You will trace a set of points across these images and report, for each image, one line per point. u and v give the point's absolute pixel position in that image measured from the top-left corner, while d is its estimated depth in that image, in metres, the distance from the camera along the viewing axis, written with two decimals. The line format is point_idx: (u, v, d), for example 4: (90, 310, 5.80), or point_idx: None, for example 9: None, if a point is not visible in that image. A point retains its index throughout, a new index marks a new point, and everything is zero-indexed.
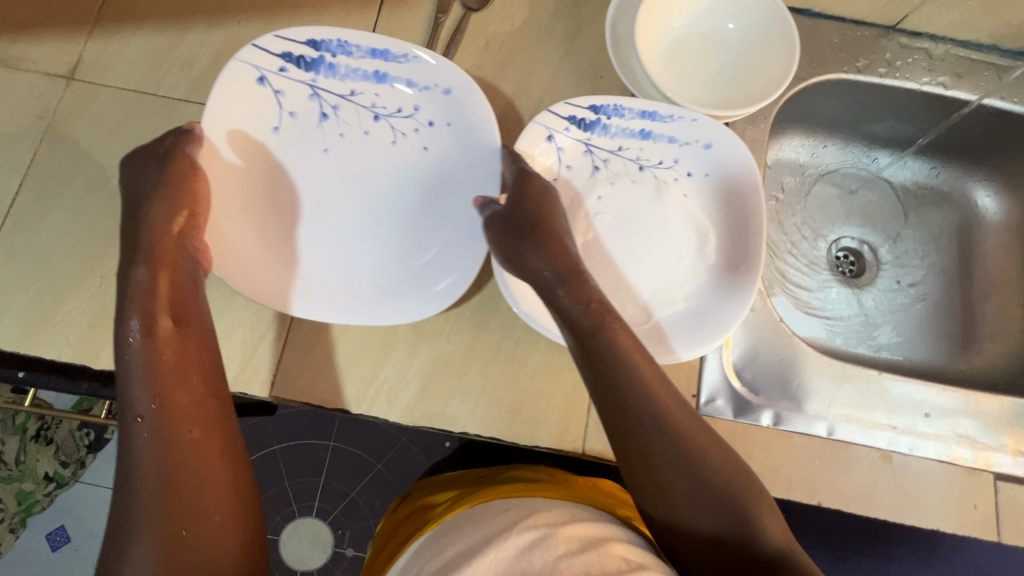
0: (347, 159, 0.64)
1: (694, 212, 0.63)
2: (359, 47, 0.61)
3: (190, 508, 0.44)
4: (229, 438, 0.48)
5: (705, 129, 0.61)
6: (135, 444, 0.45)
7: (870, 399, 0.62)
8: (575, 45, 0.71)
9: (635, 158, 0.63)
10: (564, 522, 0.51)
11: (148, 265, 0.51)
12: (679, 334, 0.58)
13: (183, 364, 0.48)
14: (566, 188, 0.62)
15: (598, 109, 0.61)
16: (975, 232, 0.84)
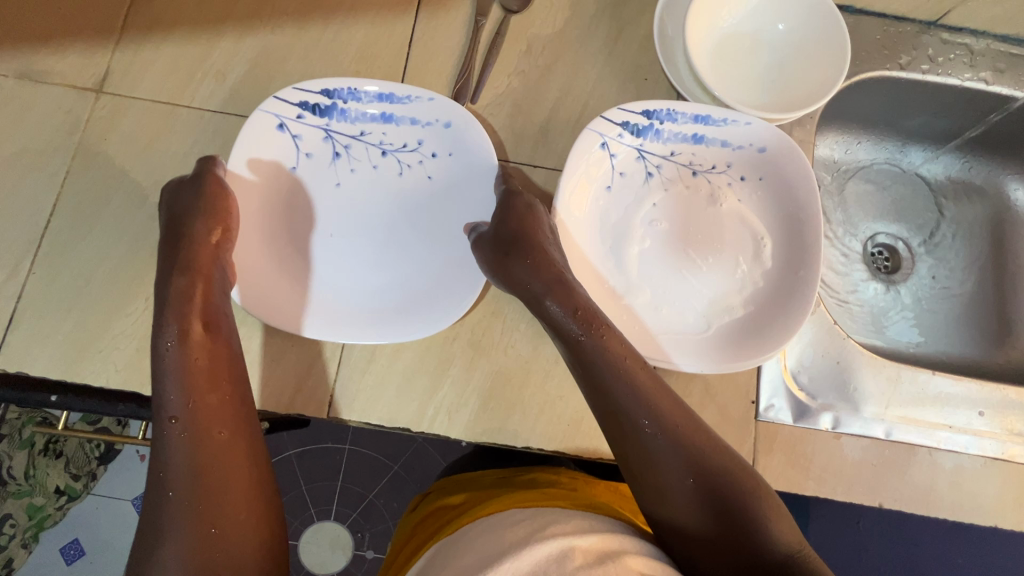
0: (358, 193, 0.63)
1: (748, 216, 0.63)
2: (368, 92, 0.61)
3: (217, 507, 0.43)
4: (254, 442, 0.48)
5: (759, 132, 0.61)
6: (168, 443, 0.45)
7: (925, 400, 0.63)
8: (617, 47, 0.69)
9: (688, 163, 0.63)
10: (579, 536, 0.47)
11: (187, 274, 0.52)
12: (702, 354, 0.58)
13: (213, 367, 0.48)
14: (620, 196, 0.62)
15: (651, 114, 0.61)
16: (1010, 227, 0.84)
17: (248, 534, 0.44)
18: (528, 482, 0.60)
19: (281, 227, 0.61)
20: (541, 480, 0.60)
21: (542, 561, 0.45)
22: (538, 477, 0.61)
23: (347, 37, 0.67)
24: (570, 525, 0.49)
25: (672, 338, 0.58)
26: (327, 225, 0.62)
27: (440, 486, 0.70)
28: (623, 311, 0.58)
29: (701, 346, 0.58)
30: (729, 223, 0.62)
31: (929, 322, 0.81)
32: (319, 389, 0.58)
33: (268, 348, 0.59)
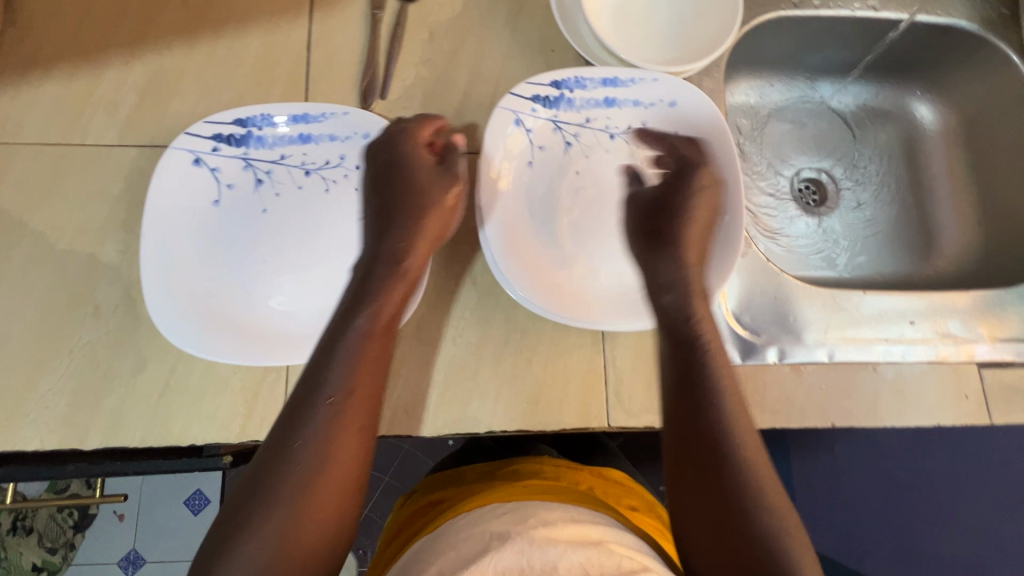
0: (287, 215, 0.61)
1: (669, 170, 0.64)
2: (282, 116, 0.61)
3: (311, 527, 0.41)
4: (370, 455, 0.45)
5: (667, 87, 0.62)
6: (313, 425, 0.44)
7: (859, 318, 0.66)
8: (520, 22, 0.69)
9: (604, 128, 0.64)
10: (560, 526, 0.50)
11: (411, 252, 0.54)
12: (648, 309, 0.59)
13: (375, 367, 0.47)
14: (542, 169, 0.62)
15: (559, 84, 0.62)
16: (920, 143, 0.88)
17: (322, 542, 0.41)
18: (510, 475, 0.63)
19: (209, 261, 0.59)
20: (523, 473, 0.63)
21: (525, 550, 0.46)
22: (520, 469, 0.64)
23: (241, 48, 0.65)
24: (552, 516, 0.52)
25: (618, 301, 0.59)
26: (256, 249, 0.60)
27: (425, 482, 0.71)
28: (562, 282, 0.59)
29: (642, 300, 0.59)
30: (656, 178, 0.63)
31: (862, 248, 0.85)
32: (271, 412, 0.56)
33: (207, 380, 0.56)
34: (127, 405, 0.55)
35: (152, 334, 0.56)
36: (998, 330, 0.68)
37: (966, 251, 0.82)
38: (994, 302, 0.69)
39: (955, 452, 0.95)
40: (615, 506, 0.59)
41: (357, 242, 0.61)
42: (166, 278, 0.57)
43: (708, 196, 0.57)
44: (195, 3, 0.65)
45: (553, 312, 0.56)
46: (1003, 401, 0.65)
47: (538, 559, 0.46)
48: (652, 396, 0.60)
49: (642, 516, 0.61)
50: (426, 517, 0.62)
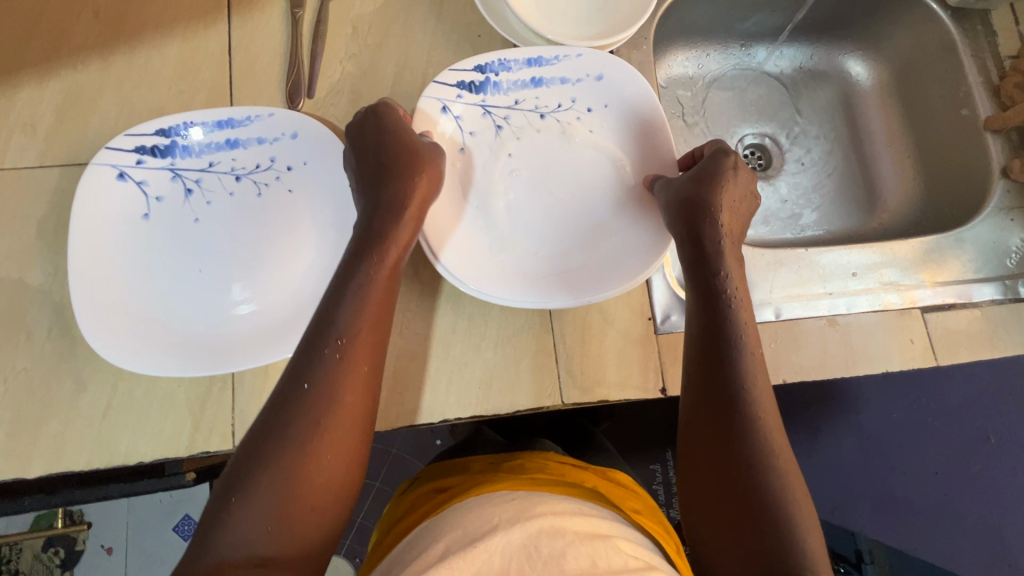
0: (221, 222, 0.60)
1: (603, 144, 0.64)
2: (206, 122, 0.60)
3: (315, 471, 0.45)
4: (376, 394, 0.50)
5: (592, 63, 0.63)
6: (325, 366, 0.47)
7: (805, 275, 0.68)
8: (444, 9, 0.68)
9: (533, 108, 0.63)
10: (566, 517, 0.53)
11: (399, 217, 0.53)
12: (590, 283, 0.59)
13: (377, 321, 0.50)
14: (474, 154, 0.62)
15: (484, 68, 0.62)
16: (856, 100, 0.89)
17: (335, 469, 0.46)
18: (515, 467, 0.64)
19: (142, 275, 0.57)
20: (529, 466, 0.63)
21: (533, 535, 0.50)
22: (525, 462, 0.65)
23: (160, 58, 0.64)
24: (558, 507, 0.55)
25: (560, 278, 0.59)
26: (190, 260, 0.59)
27: (428, 470, 0.73)
28: (501, 265, 0.59)
29: (583, 274, 0.59)
30: (589, 153, 0.63)
31: (809, 208, 0.86)
32: (219, 421, 0.56)
33: (151, 395, 0.56)
34: (70, 429, 0.54)
35: (89, 354, 0.55)
36: (938, 274, 0.69)
37: (908, 201, 0.83)
38: (932, 248, 0.70)
39: (922, 400, 0.97)
40: (620, 503, 0.60)
41: (295, 243, 0.60)
42: (96, 296, 0.55)
43: (744, 180, 0.58)
44: (107, 15, 0.64)
45: (492, 294, 0.56)
46: (948, 343, 0.66)
47: (545, 547, 0.49)
48: (603, 369, 0.61)
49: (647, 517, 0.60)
50: (428, 504, 0.63)
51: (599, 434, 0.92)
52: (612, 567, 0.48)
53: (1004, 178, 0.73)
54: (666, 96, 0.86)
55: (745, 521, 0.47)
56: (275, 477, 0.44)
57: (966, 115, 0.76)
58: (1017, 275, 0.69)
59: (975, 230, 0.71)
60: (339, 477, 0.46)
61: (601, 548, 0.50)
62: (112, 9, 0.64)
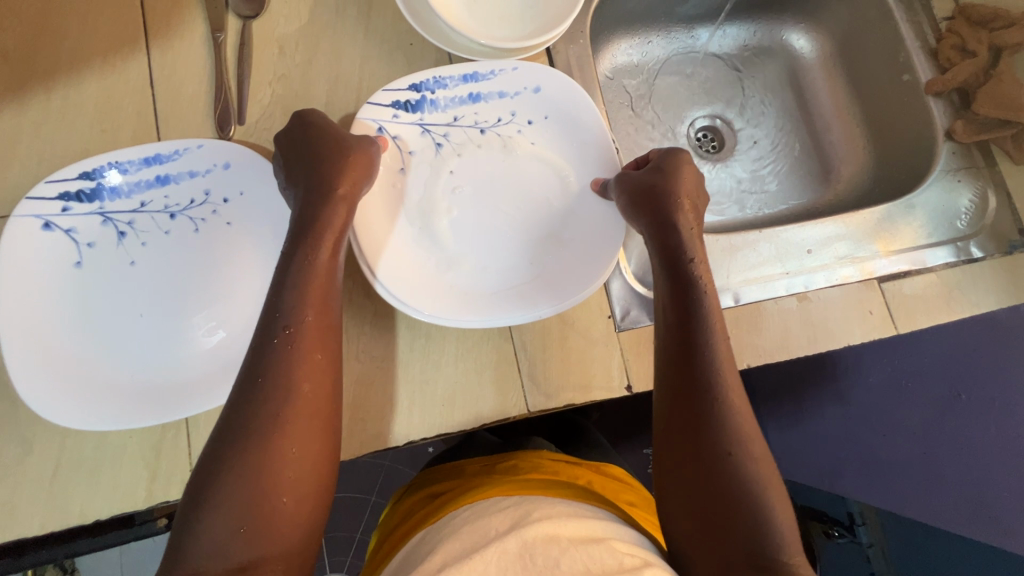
0: (159, 263, 0.58)
1: (545, 155, 0.63)
2: (132, 160, 0.57)
3: (277, 470, 0.44)
4: (336, 380, 0.49)
5: (529, 75, 0.62)
6: (274, 357, 0.47)
7: (763, 257, 0.68)
8: (373, 19, 0.66)
9: (473, 124, 0.62)
10: (562, 522, 0.51)
11: (328, 200, 0.52)
12: (540, 294, 0.58)
13: (320, 309, 0.49)
14: (416, 175, 0.60)
15: (419, 86, 0.60)
16: (802, 74, 0.89)
17: (304, 457, 0.45)
18: (510, 469, 0.63)
19: (79, 326, 0.55)
20: (523, 466, 0.63)
21: (528, 544, 0.48)
22: (520, 463, 0.64)
23: (79, 97, 0.61)
24: (555, 511, 0.53)
25: (511, 294, 0.58)
26: (129, 305, 0.57)
27: (423, 475, 0.71)
28: (451, 284, 0.58)
29: (534, 287, 0.59)
30: (532, 163, 0.62)
31: (766, 188, 0.85)
32: (177, 467, 0.54)
33: (102, 449, 0.54)
34: (20, 492, 0.52)
35: (33, 414, 0.54)
36: (891, 243, 0.70)
37: (861, 169, 0.83)
38: (884, 218, 0.71)
39: (894, 363, 0.98)
40: (615, 499, 0.60)
41: (237, 277, 0.58)
42: (31, 354, 0.53)
43: (698, 174, 0.59)
44: (18, 57, 0.61)
45: (443, 315, 0.55)
46: (906, 311, 0.67)
47: (540, 555, 0.47)
48: (566, 373, 0.60)
49: (640, 514, 0.60)
50: (423, 509, 0.62)
51: (592, 427, 0.92)
52: (608, 571, 0.46)
53: (949, 140, 0.73)
54: (613, 86, 0.84)
55: (720, 469, 0.48)
56: (241, 476, 0.43)
57: (908, 80, 0.77)
58: (969, 236, 0.70)
59: (924, 196, 0.72)
60: (310, 467, 0.45)
61: (597, 553, 0.47)
62: (23, 51, 0.61)
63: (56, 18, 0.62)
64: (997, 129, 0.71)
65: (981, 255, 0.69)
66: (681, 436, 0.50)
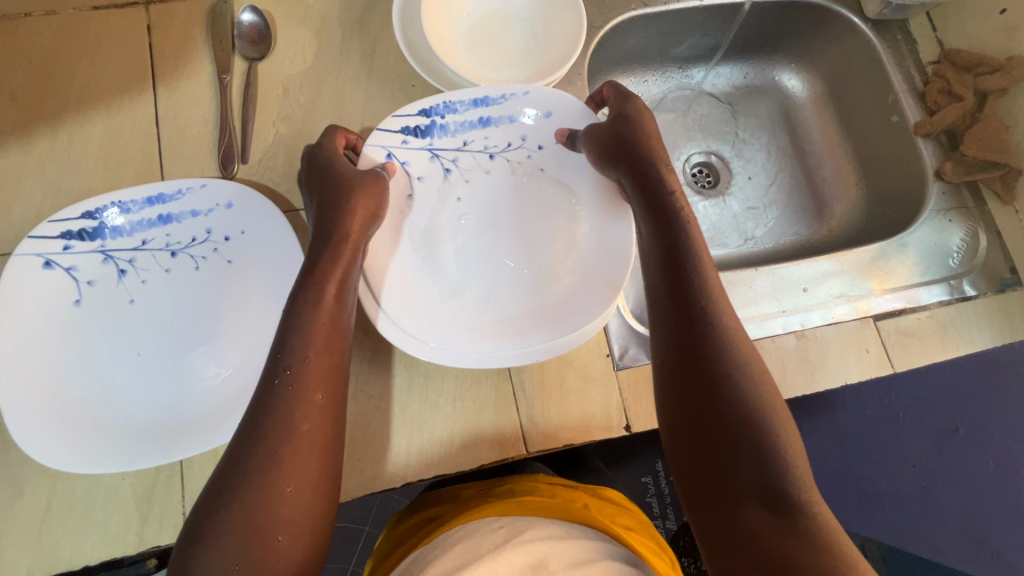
0: (158, 301, 0.58)
1: (553, 181, 0.64)
2: (135, 200, 0.58)
3: (269, 511, 0.43)
4: (337, 419, 0.48)
5: (540, 99, 0.63)
6: (277, 395, 0.46)
7: (757, 294, 0.69)
8: (375, 62, 0.68)
9: (482, 148, 0.64)
10: (553, 547, 0.51)
11: (330, 244, 0.53)
12: (551, 326, 0.58)
13: (325, 345, 0.49)
14: (424, 200, 0.62)
15: (428, 112, 0.62)
16: (795, 113, 0.91)
17: (300, 497, 0.44)
18: (505, 493, 0.61)
19: (75, 364, 0.55)
20: (518, 489, 0.62)
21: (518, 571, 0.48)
22: (515, 487, 0.62)
23: (85, 136, 0.62)
24: (546, 534, 0.53)
25: (520, 322, 0.59)
26: (128, 343, 0.57)
27: (418, 499, 0.70)
28: (455, 316, 0.58)
29: (545, 315, 0.59)
30: (540, 189, 0.64)
31: (753, 222, 0.87)
32: (170, 511, 0.53)
33: (93, 491, 0.53)
34: (7, 537, 0.51)
35: (24, 455, 0.53)
36: (885, 282, 0.71)
37: (853, 209, 0.84)
38: (878, 255, 0.72)
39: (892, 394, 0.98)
40: (612, 522, 0.57)
41: (236, 315, 0.58)
42: (24, 396, 0.52)
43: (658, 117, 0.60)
44: (24, 97, 0.62)
45: (443, 350, 0.56)
46: (901, 349, 0.67)
47: None
48: (565, 413, 0.60)
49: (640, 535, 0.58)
50: (419, 533, 0.61)
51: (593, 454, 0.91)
52: None
53: (939, 180, 0.74)
54: None
55: (718, 395, 0.44)
56: (234, 514, 0.42)
57: (896, 121, 0.78)
58: (961, 275, 0.71)
59: (916, 234, 0.73)
60: (307, 509, 0.45)
61: None
62: (32, 92, 0.62)
63: (65, 59, 0.63)
64: (984, 171, 0.73)
65: (974, 293, 0.70)
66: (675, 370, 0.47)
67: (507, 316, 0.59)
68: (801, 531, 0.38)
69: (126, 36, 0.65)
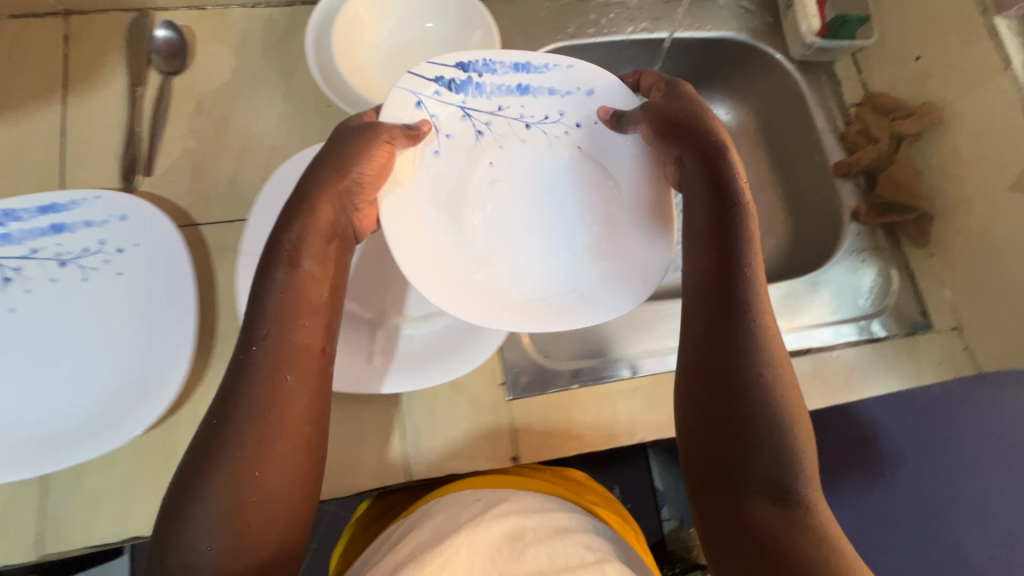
0: (42, 311, 0.57)
1: (585, 162, 0.62)
2: (27, 208, 0.58)
3: (259, 487, 0.43)
4: (321, 389, 0.48)
5: (582, 75, 0.61)
6: (255, 372, 0.46)
7: (663, 329, 0.69)
8: (292, 81, 0.69)
9: (518, 116, 0.62)
10: (530, 518, 0.53)
11: (296, 220, 0.50)
12: (587, 308, 0.56)
13: (293, 316, 0.48)
14: (454, 160, 0.60)
15: (466, 67, 0.59)
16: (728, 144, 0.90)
17: (292, 472, 0.45)
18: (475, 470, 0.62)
19: None
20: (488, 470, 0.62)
21: (498, 539, 0.50)
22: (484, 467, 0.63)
23: None
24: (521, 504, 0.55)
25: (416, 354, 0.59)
26: (8, 352, 0.56)
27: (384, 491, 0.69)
28: (481, 284, 0.56)
29: (586, 293, 0.57)
30: (580, 165, 0.62)
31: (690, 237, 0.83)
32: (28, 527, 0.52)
33: None
34: None
35: None
36: (793, 320, 0.70)
37: (778, 244, 0.84)
38: (786, 295, 0.72)
39: None
40: (581, 498, 0.59)
41: (119, 328, 0.57)
42: None
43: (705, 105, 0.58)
44: None
45: (482, 320, 0.53)
46: (807, 389, 0.66)
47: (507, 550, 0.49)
48: (450, 442, 0.59)
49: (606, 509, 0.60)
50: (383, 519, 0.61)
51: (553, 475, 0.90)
52: (570, 565, 0.48)
53: (855, 221, 0.75)
54: None
55: (743, 388, 0.48)
56: (208, 503, 0.42)
57: (818, 159, 0.79)
58: (871, 316, 0.71)
59: (828, 275, 0.73)
60: (296, 481, 0.45)
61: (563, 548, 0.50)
62: None
63: None
64: (898, 212, 0.73)
65: (884, 334, 0.70)
66: (696, 370, 0.50)
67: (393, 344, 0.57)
68: (806, 523, 0.43)
69: (41, 45, 0.65)
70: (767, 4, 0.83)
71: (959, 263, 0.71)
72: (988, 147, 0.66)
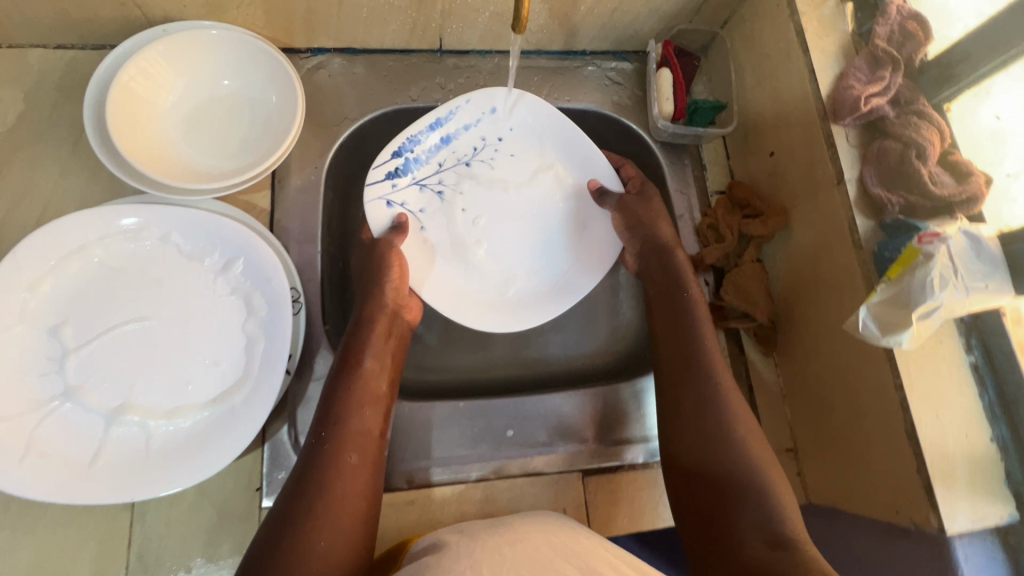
0: None
1: (529, 159, 0.71)
2: None
3: (322, 555, 0.45)
4: (376, 475, 0.53)
5: (482, 101, 0.69)
6: (316, 455, 0.51)
7: (454, 434, 0.62)
8: (83, 134, 0.64)
9: (457, 160, 0.70)
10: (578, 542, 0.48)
11: (367, 323, 0.59)
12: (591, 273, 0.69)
13: (365, 404, 0.54)
14: (433, 227, 0.68)
15: (400, 152, 0.67)
16: None
17: (331, 554, 0.46)
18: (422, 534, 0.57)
19: None
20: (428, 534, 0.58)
21: (520, 555, 0.45)
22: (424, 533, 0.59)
23: None
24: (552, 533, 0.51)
25: (123, 464, 0.53)
26: None
27: None
28: (515, 298, 0.69)
29: (568, 284, 0.69)
30: (523, 173, 0.71)
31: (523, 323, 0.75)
32: None
33: None
34: None
35: None
36: (607, 433, 0.64)
37: (637, 324, 0.76)
38: (606, 403, 0.65)
39: None
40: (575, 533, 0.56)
41: None
42: None
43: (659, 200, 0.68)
44: None
45: (524, 322, 0.66)
46: (603, 510, 0.62)
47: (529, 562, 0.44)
48: (180, 554, 0.54)
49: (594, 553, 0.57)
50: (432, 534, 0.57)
51: None
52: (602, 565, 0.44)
53: None
54: None
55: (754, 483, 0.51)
56: (285, 553, 0.45)
57: None
58: None
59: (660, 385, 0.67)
60: (342, 560, 0.47)
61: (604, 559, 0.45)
62: None
63: None
64: (738, 320, 0.68)
65: None
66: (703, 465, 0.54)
67: (132, 450, 0.53)
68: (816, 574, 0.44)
69: None
70: (638, 77, 0.78)
71: (796, 380, 0.64)
72: (823, 268, 0.59)
